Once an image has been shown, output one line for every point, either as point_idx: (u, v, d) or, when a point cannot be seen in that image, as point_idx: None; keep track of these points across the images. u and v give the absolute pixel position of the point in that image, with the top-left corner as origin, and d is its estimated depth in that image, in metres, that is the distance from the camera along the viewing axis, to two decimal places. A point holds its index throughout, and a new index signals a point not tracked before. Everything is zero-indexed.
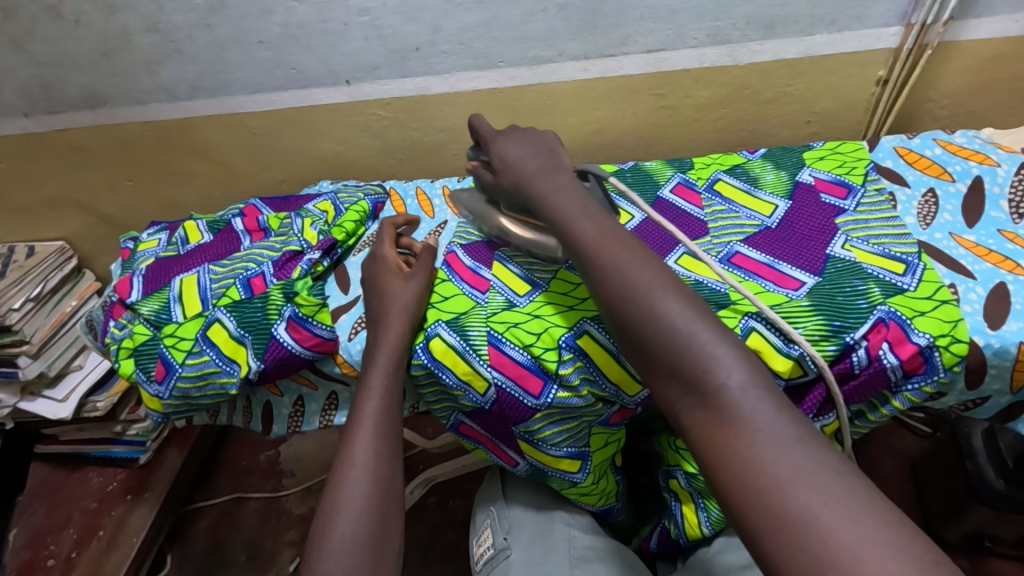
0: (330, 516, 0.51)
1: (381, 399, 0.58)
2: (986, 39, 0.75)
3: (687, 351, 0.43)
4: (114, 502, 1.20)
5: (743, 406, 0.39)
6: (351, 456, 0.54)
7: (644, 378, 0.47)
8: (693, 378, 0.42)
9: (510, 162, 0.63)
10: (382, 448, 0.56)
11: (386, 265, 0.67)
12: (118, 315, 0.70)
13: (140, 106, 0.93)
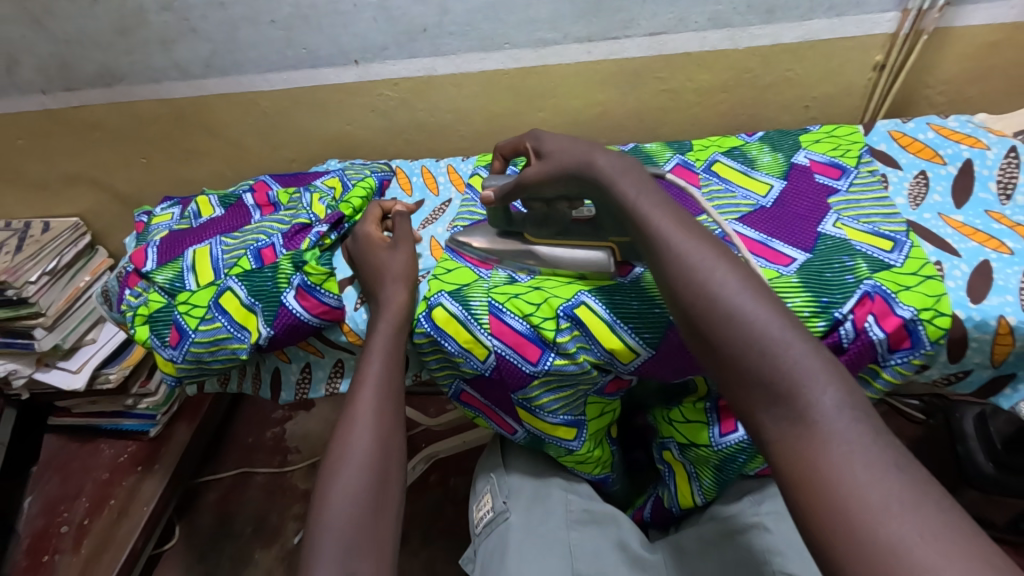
0: (336, 466, 0.53)
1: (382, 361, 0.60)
2: (982, 25, 0.76)
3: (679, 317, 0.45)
4: (125, 472, 1.24)
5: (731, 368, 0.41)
6: (358, 413, 0.56)
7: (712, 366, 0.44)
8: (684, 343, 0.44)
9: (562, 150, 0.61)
10: (386, 407, 0.58)
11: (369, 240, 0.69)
12: (134, 284, 0.73)
13: (154, 84, 0.95)
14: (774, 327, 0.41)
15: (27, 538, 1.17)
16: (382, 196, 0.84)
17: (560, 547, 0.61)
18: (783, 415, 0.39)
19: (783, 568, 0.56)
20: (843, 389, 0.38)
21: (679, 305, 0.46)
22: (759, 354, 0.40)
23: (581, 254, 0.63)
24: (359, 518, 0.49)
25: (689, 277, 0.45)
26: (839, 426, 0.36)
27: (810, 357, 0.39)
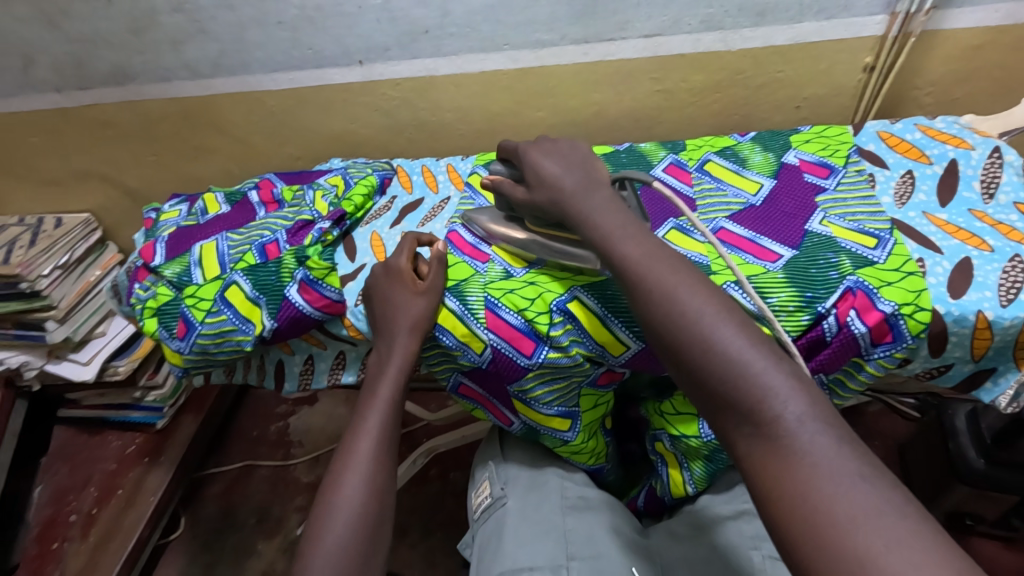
0: (328, 513, 0.56)
1: (393, 382, 0.63)
2: (968, 28, 0.78)
3: (663, 310, 0.47)
4: (131, 464, 1.26)
5: (710, 359, 0.43)
6: (354, 458, 0.59)
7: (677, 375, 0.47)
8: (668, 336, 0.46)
9: (546, 179, 0.61)
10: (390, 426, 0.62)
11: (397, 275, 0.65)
12: (142, 279, 0.75)
13: (165, 83, 0.97)
14: (735, 349, 0.42)
15: (36, 527, 1.20)
16: (383, 194, 0.86)
17: (554, 530, 0.63)
18: (749, 433, 0.40)
19: (769, 552, 0.60)
20: (806, 403, 0.40)
21: (652, 329, 0.48)
22: (724, 380, 0.42)
23: (571, 252, 0.62)
24: (347, 570, 0.53)
25: (669, 308, 0.47)
26: (807, 417, 0.39)
27: (771, 373, 0.41)
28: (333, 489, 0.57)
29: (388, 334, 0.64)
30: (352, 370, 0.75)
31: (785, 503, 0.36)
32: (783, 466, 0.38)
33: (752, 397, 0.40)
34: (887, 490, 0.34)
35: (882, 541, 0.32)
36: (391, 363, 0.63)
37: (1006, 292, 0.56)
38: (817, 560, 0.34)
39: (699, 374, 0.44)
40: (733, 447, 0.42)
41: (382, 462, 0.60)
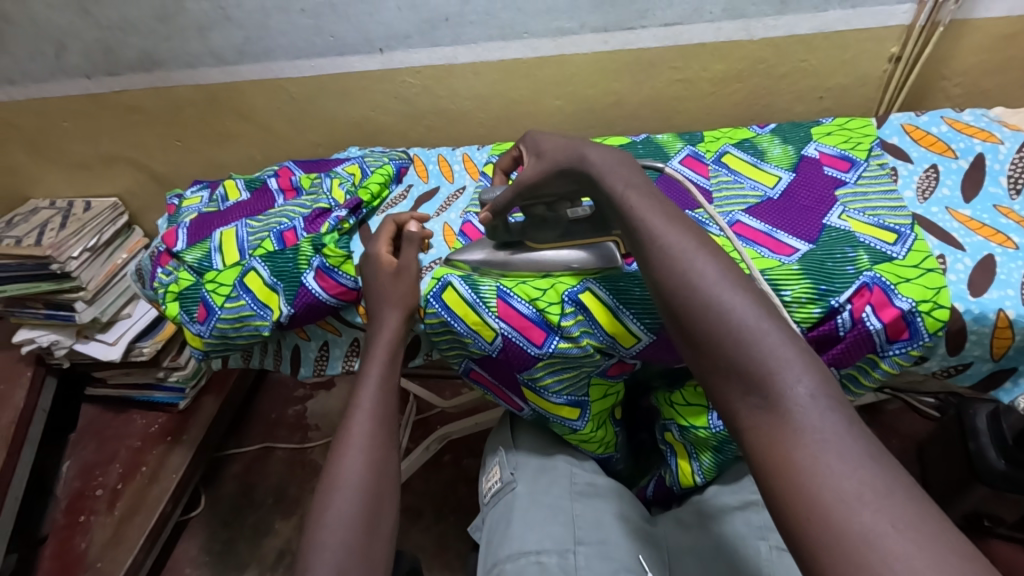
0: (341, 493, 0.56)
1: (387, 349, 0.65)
2: (998, 17, 0.75)
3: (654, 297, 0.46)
4: (155, 442, 1.30)
5: None
6: (350, 440, 0.60)
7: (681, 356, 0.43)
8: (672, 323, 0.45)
9: (557, 146, 0.60)
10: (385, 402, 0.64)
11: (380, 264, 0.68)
12: (165, 263, 0.77)
13: (190, 70, 0.99)
14: (750, 317, 0.39)
15: (65, 499, 1.25)
16: (399, 182, 0.86)
17: (563, 514, 0.64)
18: (755, 404, 0.37)
19: (779, 544, 0.59)
20: (818, 380, 0.36)
21: (662, 297, 0.44)
22: (735, 344, 0.39)
23: (584, 255, 0.63)
24: (349, 543, 0.53)
25: (670, 271, 0.44)
26: (819, 392, 0.36)
27: (783, 346, 0.38)
28: (335, 472, 0.58)
29: (380, 316, 0.66)
30: None
31: (776, 474, 0.34)
32: (780, 435, 0.35)
33: (763, 366, 0.37)
34: (887, 464, 0.32)
35: (890, 520, 0.29)
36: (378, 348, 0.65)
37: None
38: (814, 537, 0.31)
39: (702, 344, 0.41)
40: (732, 415, 0.38)
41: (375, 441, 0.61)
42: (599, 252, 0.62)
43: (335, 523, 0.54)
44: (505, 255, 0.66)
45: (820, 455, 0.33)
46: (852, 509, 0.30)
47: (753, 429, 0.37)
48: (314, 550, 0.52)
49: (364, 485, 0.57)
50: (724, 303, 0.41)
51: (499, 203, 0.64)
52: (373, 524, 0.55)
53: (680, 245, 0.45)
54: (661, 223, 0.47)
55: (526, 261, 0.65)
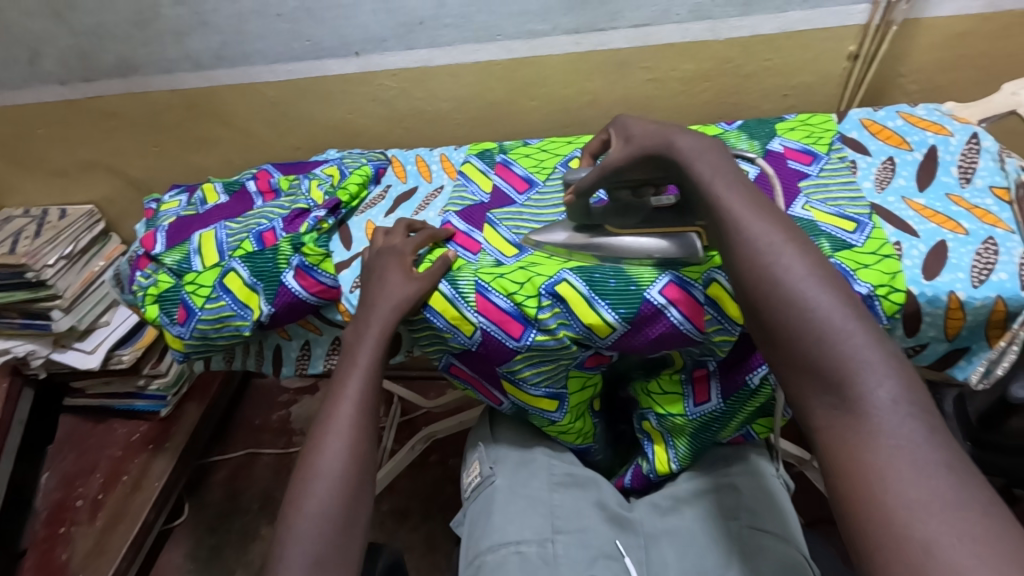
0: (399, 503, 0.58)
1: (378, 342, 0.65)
2: (949, 16, 0.79)
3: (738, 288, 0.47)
4: (137, 450, 1.29)
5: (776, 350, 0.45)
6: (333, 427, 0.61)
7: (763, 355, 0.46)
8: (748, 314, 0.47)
9: (649, 130, 0.59)
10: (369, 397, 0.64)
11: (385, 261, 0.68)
12: (144, 266, 0.77)
13: (167, 75, 0.99)
14: (837, 317, 0.42)
15: (45, 511, 1.23)
16: (378, 183, 0.88)
17: (542, 506, 0.66)
18: (831, 403, 0.40)
19: (755, 523, 0.62)
20: (901, 385, 0.39)
21: (746, 295, 0.46)
22: (818, 343, 0.41)
23: (668, 243, 0.62)
24: (331, 534, 0.55)
25: (754, 262, 0.46)
26: (902, 399, 0.38)
27: (869, 348, 0.40)
28: (313, 461, 0.59)
29: (368, 305, 0.66)
30: None
31: (847, 478, 0.37)
32: (855, 439, 0.38)
33: (846, 366, 0.40)
34: (965, 477, 0.35)
35: (955, 532, 0.32)
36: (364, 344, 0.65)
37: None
38: (879, 537, 0.34)
39: (780, 338, 0.44)
40: (809, 414, 0.42)
41: (360, 432, 0.61)
42: (685, 241, 0.61)
43: (307, 518, 0.56)
44: (583, 237, 0.66)
45: (891, 461, 0.36)
46: (917, 517, 0.33)
47: (828, 428, 0.40)
48: (292, 539, 0.54)
49: (343, 474, 0.58)
50: (811, 300, 0.43)
51: (582, 186, 0.63)
52: (351, 514, 0.57)
53: (768, 237, 0.46)
54: (745, 210, 0.49)
55: (607, 244, 0.64)
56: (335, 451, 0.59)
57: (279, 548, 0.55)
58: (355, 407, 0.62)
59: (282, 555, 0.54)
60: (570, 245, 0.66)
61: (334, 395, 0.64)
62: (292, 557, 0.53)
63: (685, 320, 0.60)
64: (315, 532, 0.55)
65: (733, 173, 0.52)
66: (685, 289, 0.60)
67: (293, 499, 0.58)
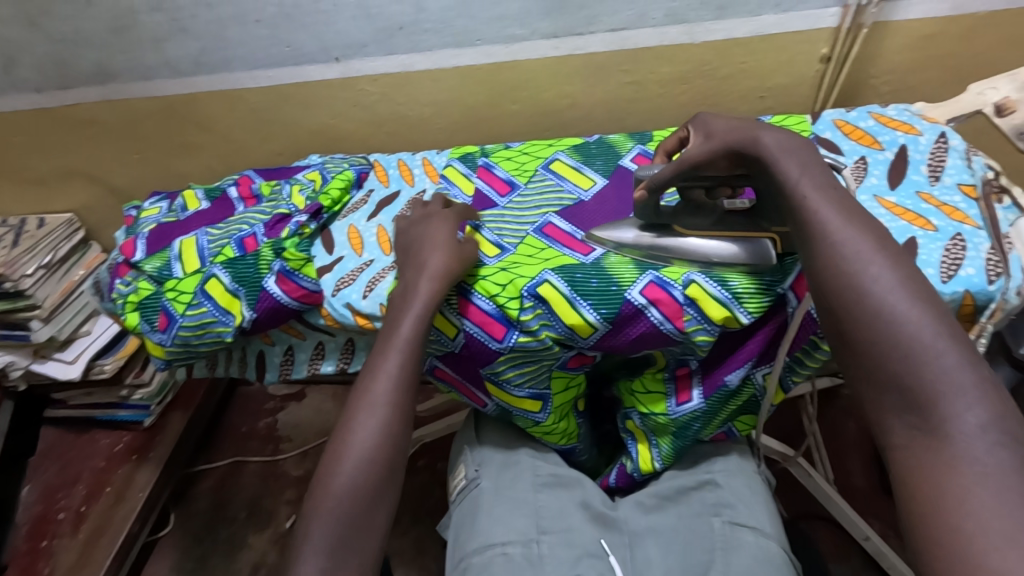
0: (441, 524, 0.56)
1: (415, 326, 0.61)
2: (918, 19, 0.81)
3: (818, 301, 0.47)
4: (121, 461, 1.27)
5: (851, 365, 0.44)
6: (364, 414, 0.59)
7: (842, 369, 0.45)
8: (828, 326, 0.46)
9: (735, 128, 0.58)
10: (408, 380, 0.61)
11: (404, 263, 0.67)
12: (124, 274, 0.77)
13: (146, 81, 0.99)
14: (926, 335, 0.41)
15: (27, 524, 1.22)
16: (360, 187, 0.88)
17: (527, 506, 0.66)
18: (912, 424, 0.40)
19: (735, 519, 0.65)
20: (992, 412, 0.38)
21: (824, 300, 0.46)
22: (903, 361, 0.41)
23: (742, 243, 0.60)
24: (352, 517, 0.55)
25: (837, 272, 0.45)
26: (990, 426, 0.37)
27: (963, 371, 0.39)
28: (341, 443, 0.58)
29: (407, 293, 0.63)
30: (331, 360, 0.77)
31: (925, 503, 0.37)
32: (937, 462, 0.38)
33: (932, 389, 0.39)
34: None
35: None
36: (403, 326, 0.61)
37: (991, 271, 0.58)
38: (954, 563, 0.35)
39: (861, 351, 0.43)
40: (886, 432, 0.42)
41: (391, 417, 0.59)
42: (760, 242, 0.60)
43: (329, 500, 0.55)
44: (651, 234, 0.64)
45: (973, 488, 0.36)
46: (993, 547, 0.33)
47: (905, 449, 0.40)
48: (313, 517, 0.55)
49: (371, 456, 0.57)
50: (898, 315, 0.42)
51: (659, 181, 0.61)
52: (377, 499, 0.57)
53: (855, 245, 0.46)
54: (835, 216, 0.48)
55: (676, 241, 0.63)
56: (364, 433, 0.58)
57: (303, 527, 0.55)
58: (391, 384, 0.60)
59: (305, 535, 0.54)
60: (640, 244, 0.64)
61: (367, 380, 0.61)
62: (314, 537, 0.54)
63: (665, 320, 0.60)
64: (336, 515, 0.55)
65: (822, 175, 0.52)
66: (666, 289, 0.60)
67: (321, 478, 0.57)
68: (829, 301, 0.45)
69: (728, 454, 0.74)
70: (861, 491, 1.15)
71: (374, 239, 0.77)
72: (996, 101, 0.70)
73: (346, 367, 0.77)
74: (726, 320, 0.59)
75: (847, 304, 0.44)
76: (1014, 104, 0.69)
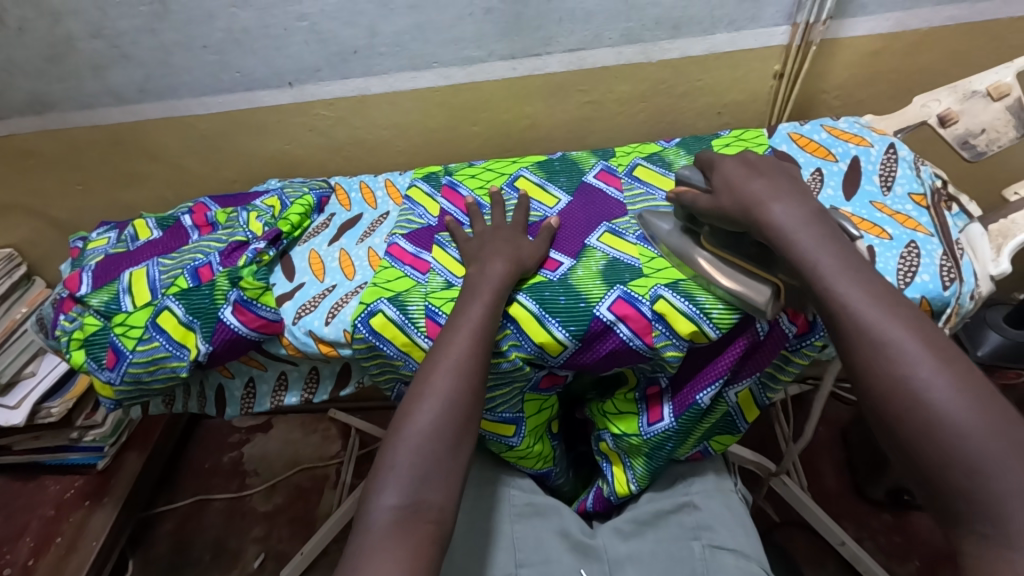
0: None
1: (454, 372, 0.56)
2: (863, 36, 0.84)
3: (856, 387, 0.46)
4: (71, 507, 1.19)
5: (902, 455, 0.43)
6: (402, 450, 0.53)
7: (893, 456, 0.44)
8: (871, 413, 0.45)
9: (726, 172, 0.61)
10: (454, 419, 0.55)
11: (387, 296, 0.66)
12: (68, 310, 0.72)
13: (87, 110, 0.95)
14: (980, 433, 0.39)
15: None
16: (321, 212, 0.86)
17: (503, 540, 0.65)
18: (979, 529, 0.38)
19: (713, 541, 0.65)
20: None
21: (865, 390, 0.45)
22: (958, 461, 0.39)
23: (745, 281, 0.56)
24: (436, 454, 0.53)
25: (870, 356, 0.45)
26: None
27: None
28: (423, 382, 0.57)
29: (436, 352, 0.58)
30: (295, 391, 0.75)
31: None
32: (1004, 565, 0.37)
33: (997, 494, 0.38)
34: None
35: None
36: (440, 369, 0.57)
37: (945, 277, 0.59)
38: None
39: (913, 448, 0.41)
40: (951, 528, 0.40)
41: (469, 374, 0.57)
42: (762, 288, 0.56)
43: (413, 435, 0.54)
44: (676, 241, 0.63)
45: None
46: None
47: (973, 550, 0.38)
48: (397, 447, 0.54)
49: (428, 448, 0.53)
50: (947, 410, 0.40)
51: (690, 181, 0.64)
52: (462, 439, 0.55)
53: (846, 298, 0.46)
54: (829, 277, 0.48)
55: (690, 256, 0.61)
56: (448, 376, 0.56)
57: (383, 457, 0.54)
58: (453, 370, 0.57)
59: (385, 463, 0.53)
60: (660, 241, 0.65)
61: (430, 354, 0.58)
62: (398, 466, 0.52)
63: (634, 336, 0.60)
64: (420, 451, 0.53)
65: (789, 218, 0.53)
66: (634, 304, 0.60)
67: (403, 415, 0.56)
68: (870, 390, 0.44)
69: (708, 476, 0.73)
70: (832, 495, 1.17)
71: (336, 263, 0.76)
72: (939, 112, 0.73)
73: (310, 398, 0.75)
74: (694, 335, 0.59)
75: (886, 394, 0.43)
76: (956, 115, 0.71)
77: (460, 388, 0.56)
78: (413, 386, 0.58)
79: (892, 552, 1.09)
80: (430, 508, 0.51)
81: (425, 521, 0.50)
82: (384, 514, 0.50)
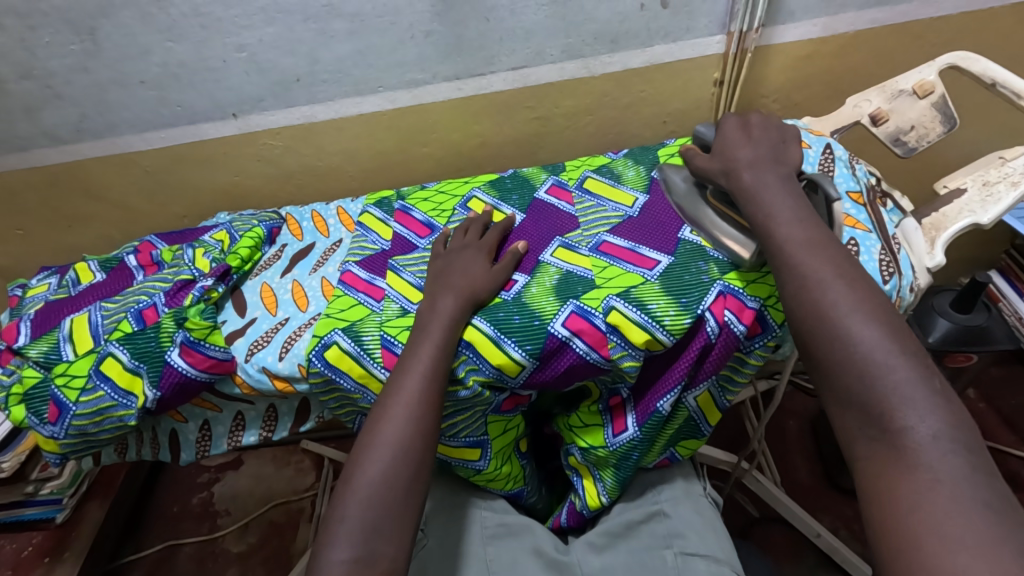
0: None
1: (405, 415, 0.56)
2: (794, 41, 0.87)
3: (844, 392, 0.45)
4: (29, 566, 1.13)
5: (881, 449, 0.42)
6: (351, 503, 0.52)
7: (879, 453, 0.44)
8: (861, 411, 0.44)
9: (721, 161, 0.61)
10: (405, 464, 0.54)
11: (342, 326, 0.65)
12: (6, 362, 0.70)
13: (22, 152, 0.92)
14: None
15: None
16: (273, 244, 0.84)
17: (476, 564, 0.64)
18: None
19: (686, 547, 0.65)
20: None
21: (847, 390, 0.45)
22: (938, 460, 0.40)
23: (733, 239, 0.62)
24: (387, 501, 0.52)
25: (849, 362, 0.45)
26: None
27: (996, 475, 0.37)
28: (375, 428, 0.56)
29: (392, 383, 0.58)
30: (252, 430, 0.73)
31: None
32: None
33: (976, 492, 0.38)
34: None
35: None
36: (390, 414, 0.56)
37: (885, 271, 0.60)
38: None
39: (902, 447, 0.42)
40: None
41: (424, 405, 0.56)
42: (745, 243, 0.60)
43: (365, 485, 0.53)
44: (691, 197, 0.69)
45: None
46: None
47: None
48: (348, 497, 0.53)
49: (377, 496, 0.52)
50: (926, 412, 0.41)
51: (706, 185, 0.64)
52: (415, 482, 0.54)
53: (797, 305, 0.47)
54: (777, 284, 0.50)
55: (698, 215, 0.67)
56: (400, 420, 0.55)
57: (335, 509, 0.53)
58: (407, 403, 0.56)
59: (337, 515, 0.52)
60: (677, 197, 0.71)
61: (386, 393, 0.57)
62: (349, 517, 0.51)
63: (590, 350, 0.60)
64: (371, 500, 0.52)
65: None
66: (587, 318, 0.60)
67: (354, 464, 0.55)
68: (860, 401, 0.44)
69: (676, 482, 0.74)
70: (805, 487, 1.18)
71: (289, 295, 0.74)
72: (870, 112, 0.75)
73: (269, 435, 0.73)
74: (649, 343, 0.59)
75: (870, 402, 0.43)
76: (886, 114, 0.74)
77: (417, 419, 0.56)
78: (364, 431, 0.57)
79: (867, 540, 1.10)
80: (380, 560, 0.50)
81: (376, 572, 0.49)
82: (334, 568, 0.49)
